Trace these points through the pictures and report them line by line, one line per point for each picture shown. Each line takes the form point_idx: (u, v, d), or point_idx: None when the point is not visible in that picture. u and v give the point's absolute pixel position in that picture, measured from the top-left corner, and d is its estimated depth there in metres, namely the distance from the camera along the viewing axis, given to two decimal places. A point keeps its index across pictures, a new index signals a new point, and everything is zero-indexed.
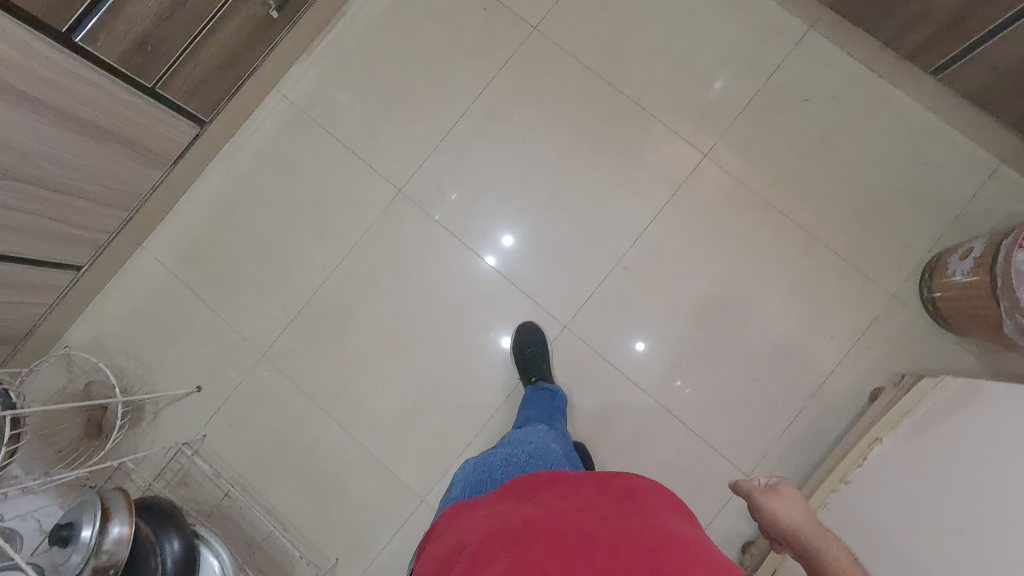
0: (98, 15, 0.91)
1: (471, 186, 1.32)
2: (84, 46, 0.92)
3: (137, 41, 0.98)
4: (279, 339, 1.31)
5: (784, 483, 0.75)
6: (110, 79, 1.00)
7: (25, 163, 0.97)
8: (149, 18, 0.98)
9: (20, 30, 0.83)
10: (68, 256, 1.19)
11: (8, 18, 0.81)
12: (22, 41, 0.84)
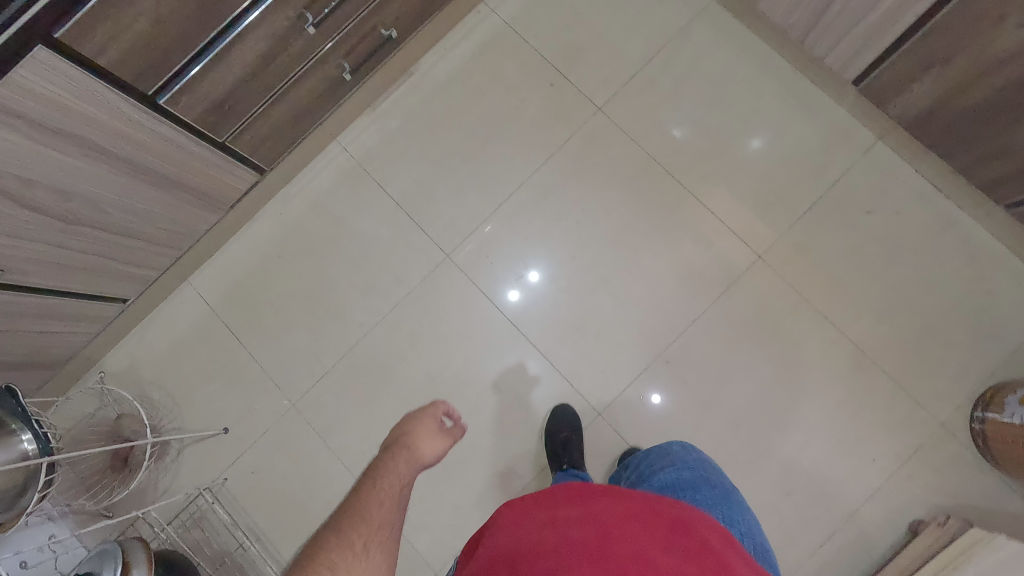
0: (182, 82, 0.92)
1: (519, 258, 1.32)
2: (167, 107, 0.94)
3: (216, 102, 1.00)
4: (311, 391, 1.31)
5: None
6: (185, 134, 1.01)
7: (93, 210, 1.00)
8: (231, 82, 0.99)
9: (110, 94, 0.85)
10: (116, 290, 1.21)
11: (101, 83, 0.83)
12: (111, 103, 0.86)
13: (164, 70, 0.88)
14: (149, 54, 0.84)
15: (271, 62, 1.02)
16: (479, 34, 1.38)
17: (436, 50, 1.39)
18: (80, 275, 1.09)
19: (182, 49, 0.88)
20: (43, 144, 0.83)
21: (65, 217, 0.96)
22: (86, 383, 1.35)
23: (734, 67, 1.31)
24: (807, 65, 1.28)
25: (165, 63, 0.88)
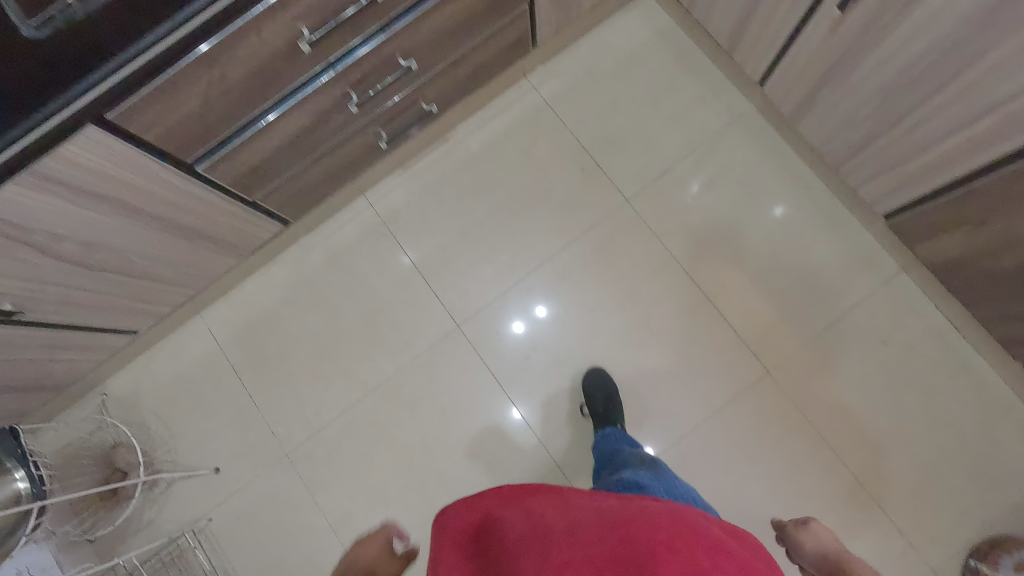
0: (221, 152, 0.94)
1: (529, 340, 1.32)
2: (203, 173, 0.96)
3: (251, 168, 1.02)
4: (306, 443, 1.32)
5: (814, 520, 0.82)
6: (217, 194, 1.03)
7: (118, 258, 1.01)
8: (270, 151, 1.01)
9: (151, 162, 0.87)
10: (127, 324, 1.22)
11: (143, 153, 0.84)
12: (150, 170, 0.88)
13: (207, 142, 0.90)
14: (193, 128, 0.86)
15: (312, 134, 1.04)
16: (518, 110, 1.41)
17: (474, 120, 1.41)
18: (99, 311, 1.12)
19: (227, 124, 0.90)
20: (78, 205, 0.85)
21: (88, 266, 0.98)
22: (87, 402, 1.37)
23: (765, 178, 1.32)
24: (839, 187, 1.28)
25: (208, 136, 0.89)
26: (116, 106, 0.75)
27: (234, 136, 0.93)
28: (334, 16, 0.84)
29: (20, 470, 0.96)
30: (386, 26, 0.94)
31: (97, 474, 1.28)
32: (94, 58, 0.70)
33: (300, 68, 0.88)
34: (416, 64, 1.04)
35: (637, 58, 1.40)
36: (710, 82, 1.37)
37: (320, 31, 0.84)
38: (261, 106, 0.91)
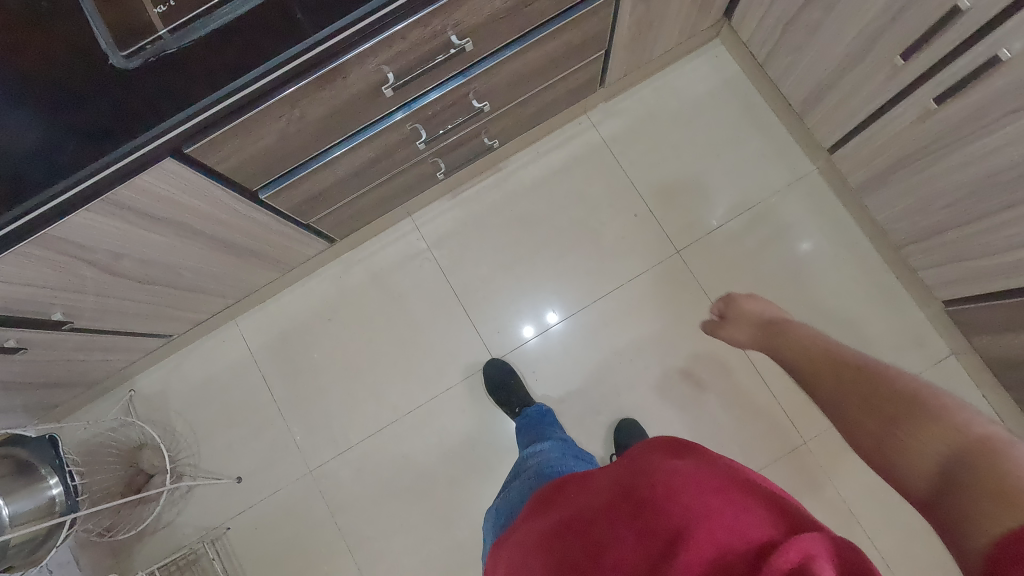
0: (287, 181, 0.92)
1: (564, 382, 1.31)
2: (265, 200, 0.94)
3: (313, 196, 1.00)
4: (330, 462, 1.31)
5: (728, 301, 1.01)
6: (274, 217, 1.02)
7: (169, 273, 1.00)
8: (333, 181, 0.99)
9: (218, 190, 0.85)
10: (165, 328, 1.22)
11: (213, 182, 0.83)
12: (216, 196, 0.86)
13: (277, 172, 0.89)
14: (265, 161, 0.85)
15: (376, 165, 1.02)
16: (575, 146, 1.38)
17: (529, 151, 1.39)
18: (141, 317, 1.11)
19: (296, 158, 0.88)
20: (141, 228, 0.84)
21: (139, 278, 0.96)
22: (115, 396, 1.36)
23: (821, 245, 1.30)
24: (897, 263, 1.26)
25: (278, 167, 0.88)
26: (196, 140, 0.73)
27: (304, 169, 0.92)
28: (419, 65, 0.83)
29: (54, 477, 0.95)
30: (465, 69, 0.91)
31: (122, 471, 1.28)
32: (183, 97, 0.69)
33: (377, 108, 0.87)
34: (488, 104, 1.02)
35: (701, 107, 1.37)
36: (773, 139, 1.35)
37: (403, 78, 0.83)
38: (333, 142, 0.90)
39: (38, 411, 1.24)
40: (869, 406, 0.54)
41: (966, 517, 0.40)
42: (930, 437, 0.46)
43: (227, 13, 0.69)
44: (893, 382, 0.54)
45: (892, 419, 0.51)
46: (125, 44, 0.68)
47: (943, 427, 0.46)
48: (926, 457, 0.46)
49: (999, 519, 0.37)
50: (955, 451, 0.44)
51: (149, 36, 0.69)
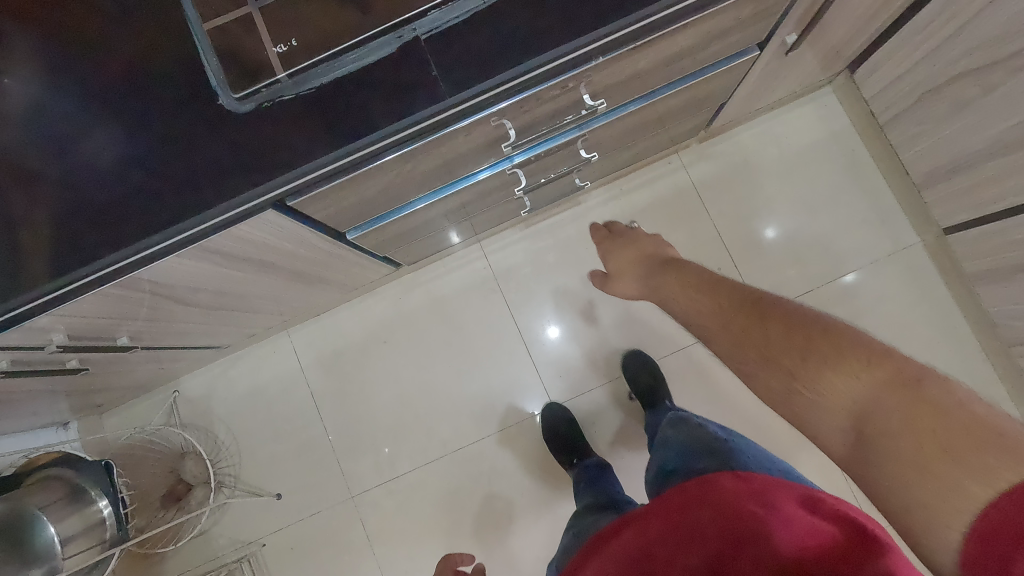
0: (377, 224, 0.86)
1: (623, 434, 1.26)
2: (351, 239, 0.88)
3: (397, 235, 0.93)
4: (373, 491, 1.28)
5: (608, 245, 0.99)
6: (354, 252, 0.96)
7: (237, 299, 0.94)
8: (421, 222, 0.93)
9: (309, 233, 0.79)
10: (221, 341, 1.16)
11: (307, 227, 0.77)
12: (304, 238, 0.80)
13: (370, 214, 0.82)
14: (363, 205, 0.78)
15: (467, 207, 0.95)
16: (661, 187, 1.29)
17: (611, 187, 1.30)
18: (201, 335, 1.06)
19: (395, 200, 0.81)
20: (225, 267, 0.78)
21: (209, 303, 0.90)
22: (158, 396, 1.32)
23: (914, 323, 1.22)
24: (998, 354, 1.18)
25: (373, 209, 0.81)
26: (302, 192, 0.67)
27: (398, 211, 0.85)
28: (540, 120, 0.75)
29: (104, 499, 0.90)
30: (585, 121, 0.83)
31: (165, 476, 1.25)
32: (301, 151, 0.62)
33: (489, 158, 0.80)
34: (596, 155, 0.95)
35: (802, 159, 1.28)
36: (877, 203, 1.25)
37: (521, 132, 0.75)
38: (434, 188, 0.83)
39: (81, 408, 1.20)
40: (770, 352, 0.54)
41: (915, 491, 0.41)
42: (842, 397, 0.47)
43: (356, 59, 0.62)
44: (786, 321, 0.55)
45: (796, 371, 0.50)
46: (238, 84, 0.62)
47: (857, 372, 0.46)
48: (841, 409, 0.47)
49: (959, 501, 0.39)
50: (876, 405, 0.44)
51: (266, 78, 0.61)
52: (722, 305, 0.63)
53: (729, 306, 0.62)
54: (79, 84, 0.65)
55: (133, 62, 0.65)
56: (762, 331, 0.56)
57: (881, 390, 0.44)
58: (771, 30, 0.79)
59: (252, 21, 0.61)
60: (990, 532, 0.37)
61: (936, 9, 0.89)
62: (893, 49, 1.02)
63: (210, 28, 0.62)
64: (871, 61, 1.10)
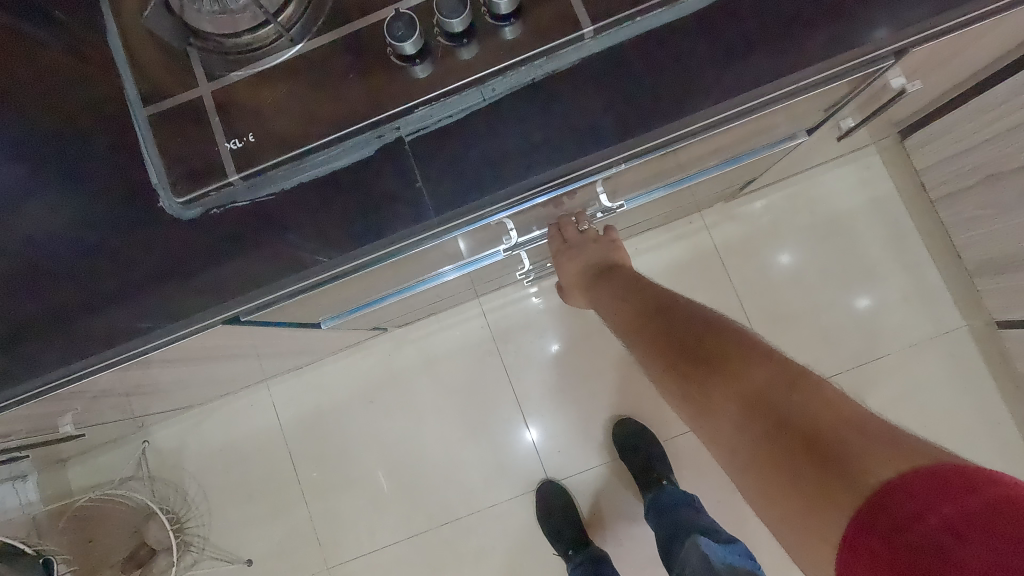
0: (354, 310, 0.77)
1: (624, 519, 1.15)
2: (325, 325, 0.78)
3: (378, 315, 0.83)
4: (351, 562, 1.19)
5: (569, 252, 0.79)
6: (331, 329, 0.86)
7: (199, 378, 0.85)
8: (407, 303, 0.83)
9: (277, 328, 0.70)
10: (189, 402, 1.06)
11: (271, 325, 0.68)
12: (270, 331, 0.71)
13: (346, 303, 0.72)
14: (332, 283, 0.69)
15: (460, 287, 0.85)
16: (681, 248, 1.18)
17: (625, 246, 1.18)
18: (164, 403, 0.96)
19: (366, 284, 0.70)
20: (177, 363, 0.68)
21: (168, 385, 0.81)
22: (126, 447, 1.23)
23: (953, 418, 1.11)
24: None
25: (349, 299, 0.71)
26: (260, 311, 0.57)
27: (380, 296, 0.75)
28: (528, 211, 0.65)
29: None
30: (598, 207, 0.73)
31: (129, 537, 1.16)
32: (268, 266, 0.53)
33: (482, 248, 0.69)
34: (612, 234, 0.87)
35: (839, 226, 1.15)
36: (919, 280, 1.13)
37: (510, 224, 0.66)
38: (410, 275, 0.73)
39: (42, 462, 1.11)
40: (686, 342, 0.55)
41: (803, 466, 0.42)
42: (755, 369, 0.48)
43: (324, 162, 0.52)
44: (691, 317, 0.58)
45: (703, 352, 0.53)
46: (182, 186, 0.51)
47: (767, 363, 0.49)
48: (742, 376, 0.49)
49: (849, 477, 0.40)
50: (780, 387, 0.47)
51: (214, 182, 0.50)
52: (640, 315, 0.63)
53: (653, 308, 0.62)
54: (17, 172, 0.59)
55: (82, 152, 0.59)
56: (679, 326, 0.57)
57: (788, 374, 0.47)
58: (825, 117, 0.68)
59: (204, 109, 0.51)
60: (874, 516, 0.38)
61: (1018, 86, 0.78)
62: (956, 122, 0.91)
63: (152, 114, 0.51)
64: (927, 129, 0.98)
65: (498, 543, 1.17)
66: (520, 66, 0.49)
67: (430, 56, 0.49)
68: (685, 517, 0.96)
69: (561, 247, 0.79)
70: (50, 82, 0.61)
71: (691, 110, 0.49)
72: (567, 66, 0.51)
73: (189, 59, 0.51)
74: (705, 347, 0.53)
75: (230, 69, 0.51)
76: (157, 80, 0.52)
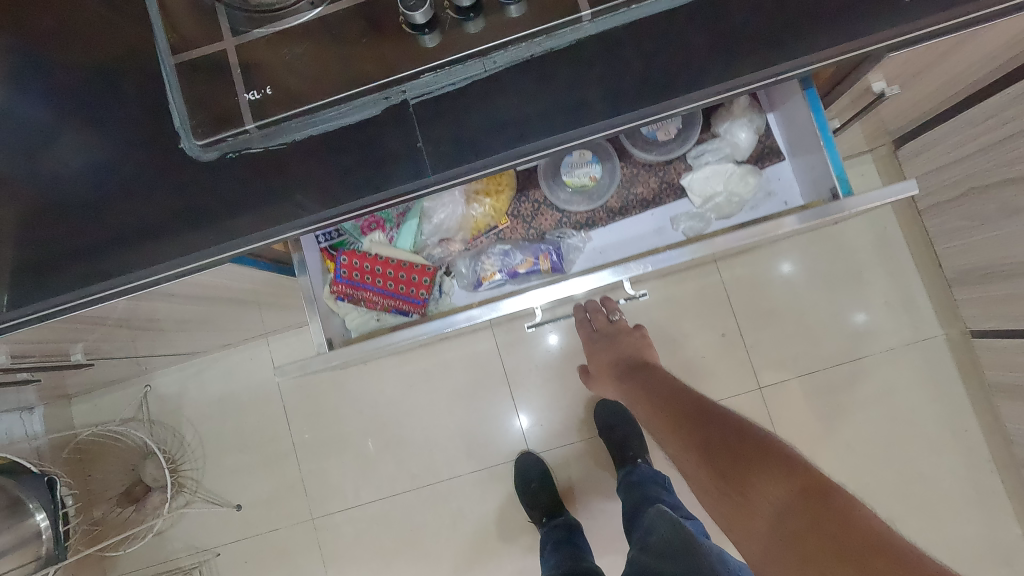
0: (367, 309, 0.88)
1: (599, 494, 1.20)
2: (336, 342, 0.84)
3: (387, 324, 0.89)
4: (335, 515, 1.24)
5: (601, 333, 0.98)
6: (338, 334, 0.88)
7: (204, 321, 0.89)
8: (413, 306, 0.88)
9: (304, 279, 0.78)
10: (193, 348, 1.11)
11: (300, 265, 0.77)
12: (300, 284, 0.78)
13: (367, 349, 0.76)
14: (360, 330, 0.89)
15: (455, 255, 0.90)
16: None
17: None
18: (170, 346, 1.01)
19: (388, 324, 0.90)
20: (184, 300, 0.73)
21: (174, 326, 0.86)
22: (129, 390, 1.28)
23: (923, 422, 1.15)
24: (1009, 471, 1.11)
25: (379, 332, 0.84)
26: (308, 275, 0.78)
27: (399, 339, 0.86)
28: (543, 271, 0.92)
29: (42, 513, 0.87)
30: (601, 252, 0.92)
31: (128, 472, 1.23)
32: (278, 209, 0.57)
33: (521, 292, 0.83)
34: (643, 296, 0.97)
35: (828, 231, 1.19)
36: (902, 288, 1.17)
37: (529, 279, 0.93)
38: (429, 325, 0.76)
39: (51, 396, 1.17)
40: (712, 451, 0.67)
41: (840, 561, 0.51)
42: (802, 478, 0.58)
43: (334, 118, 0.57)
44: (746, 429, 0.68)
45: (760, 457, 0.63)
46: (202, 131, 0.55)
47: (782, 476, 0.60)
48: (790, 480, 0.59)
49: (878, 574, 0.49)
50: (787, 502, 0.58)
51: (232, 128, 0.55)
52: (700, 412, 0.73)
53: (685, 408, 0.74)
54: (47, 107, 0.63)
55: (110, 94, 0.63)
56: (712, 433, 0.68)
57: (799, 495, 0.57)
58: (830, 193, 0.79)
59: (227, 61, 0.55)
60: None
61: (1004, 101, 0.82)
62: (945, 135, 0.94)
63: (179, 63, 0.56)
64: (917, 141, 1.01)
65: (477, 508, 1.22)
66: (520, 42, 0.53)
67: (439, 27, 0.53)
68: (655, 494, 1.00)
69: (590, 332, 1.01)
70: (83, 26, 0.65)
71: (679, 92, 0.53)
72: (564, 45, 0.55)
73: (217, 14, 0.56)
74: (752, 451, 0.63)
75: (253, 25, 0.55)
76: (187, 32, 0.56)
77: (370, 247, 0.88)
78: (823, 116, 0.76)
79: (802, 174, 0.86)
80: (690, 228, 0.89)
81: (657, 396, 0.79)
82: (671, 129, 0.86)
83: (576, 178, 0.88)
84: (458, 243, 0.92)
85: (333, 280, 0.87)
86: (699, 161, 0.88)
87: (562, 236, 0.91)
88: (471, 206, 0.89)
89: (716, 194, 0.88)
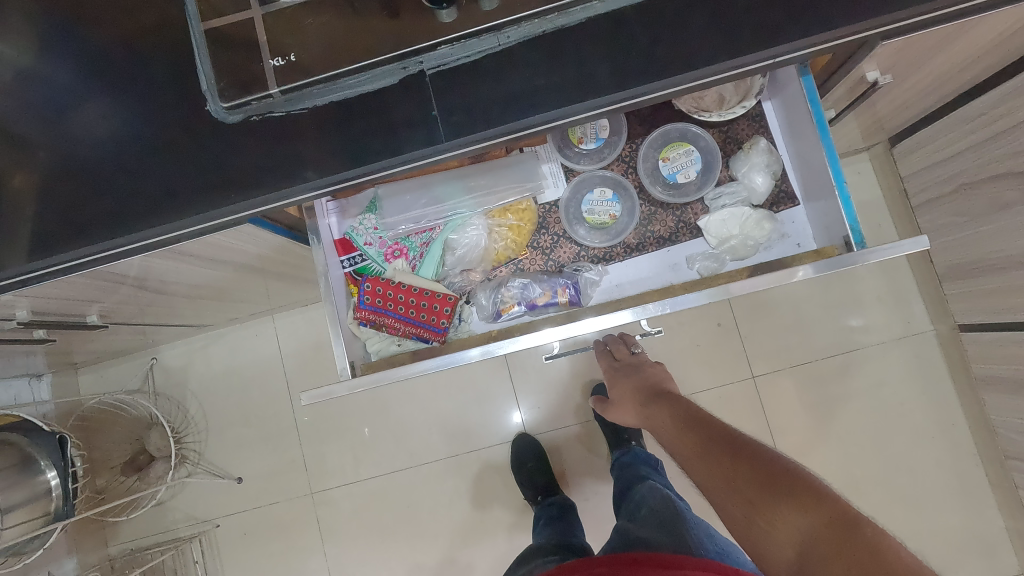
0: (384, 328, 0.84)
1: (593, 476, 1.23)
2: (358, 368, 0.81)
3: (410, 349, 0.84)
4: (333, 490, 1.27)
5: (620, 364, 0.89)
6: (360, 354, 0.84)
7: (215, 288, 0.92)
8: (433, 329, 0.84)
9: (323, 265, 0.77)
10: (201, 319, 1.14)
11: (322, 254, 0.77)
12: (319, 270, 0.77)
13: (379, 380, 0.69)
14: (381, 354, 0.85)
15: None
16: None
17: None
18: (182, 315, 1.05)
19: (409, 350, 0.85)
20: (200, 261, 0.76)
21: (185, 292, 0.89)
22: (136, 361, 1.31)
23: (910, 414, 1.18)
24: (992, 465, 1.14)
25: (399, 360, 0.79)
26: (321, 245, 0.76)
27: (416, 350, 0.82)
28: (561, 304, 0.86)
29: (53, 470, 0.90)
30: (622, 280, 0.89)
31: (132, 441, 1.26)
32: (294, 171, 0.60)
33: (532, 327, 0.80)
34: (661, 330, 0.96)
35: None
36: (894, 285, 1.20)
37: (547, 312, 0.88)
38: (424, 364, 0.69)
39: (59, 364, 1.19)
40: (733, 486, 0.59)
41: None
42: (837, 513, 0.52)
43: (354, 86, 0.60)
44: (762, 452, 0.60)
45: (787, 483, 0.56)
46: (229, 93, 0.59)
47: (804, 516, 0.53)
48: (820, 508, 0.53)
49: None
50: (811, 548, 0.51)
51: (256, 92, 0.58)
52: (718, 432, 0.65)
53: (704, 435, 0.65)
54: (73, 67, 0.66)
55: (133, 57, 0.65)
56: (734, 466, 0.60)
57: (822, 541, 0.51)
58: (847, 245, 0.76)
59: (253, 28, 0.58)
60: None
61: (995, 99, 0.85)
62: (938, 132, 0.97)
63: (208, 29, 0.59)
64: (912, 139, 1.05)
65: (473, 487, 1.24)
66: (533, 18, 0.57)
67: (456, 3, 0.55)
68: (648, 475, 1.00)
69: (609, 364, 0.92)
70: None
71: (681, 70, 0.56)
72: (574, 24, 0.58)
73: None
74: (785, 475, 0.56)
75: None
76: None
77: (394, 274, 0.85)
78: (836, 161, 0.76)
79: (817, 219, 0.83)
80: (704, 268, 0.86)
81: (678, 427, 0.69)
82: (691, 172, 0.87)
83: (596, 215, 0.88)
84: (479, 273, 0.89)
85: (356, 306, 0.84)
86: (716, 204, 0.87)
87: (579, 270, 0.88)
88: (491, 239, 0.88)
89: (730, 237, 0.86)
